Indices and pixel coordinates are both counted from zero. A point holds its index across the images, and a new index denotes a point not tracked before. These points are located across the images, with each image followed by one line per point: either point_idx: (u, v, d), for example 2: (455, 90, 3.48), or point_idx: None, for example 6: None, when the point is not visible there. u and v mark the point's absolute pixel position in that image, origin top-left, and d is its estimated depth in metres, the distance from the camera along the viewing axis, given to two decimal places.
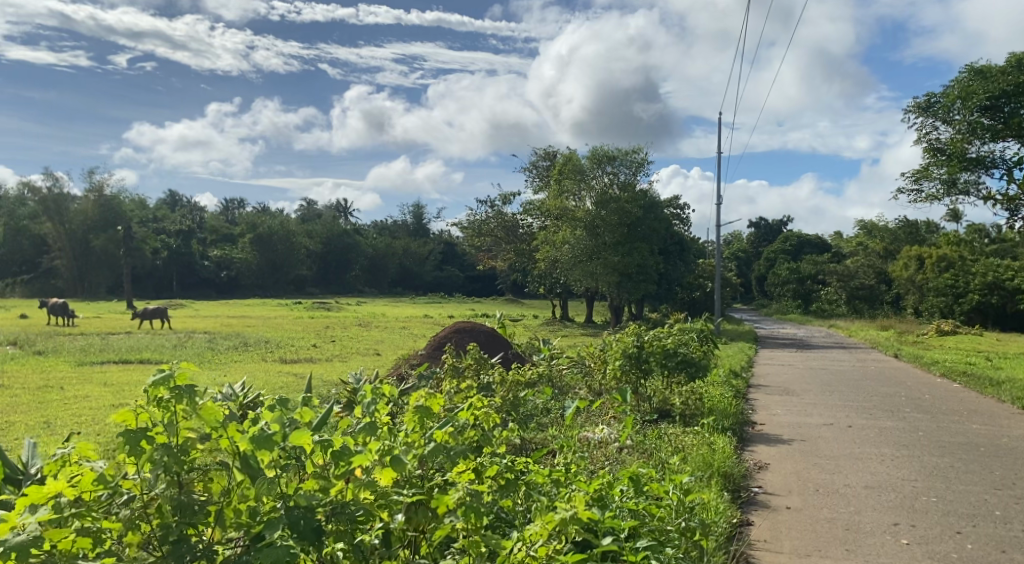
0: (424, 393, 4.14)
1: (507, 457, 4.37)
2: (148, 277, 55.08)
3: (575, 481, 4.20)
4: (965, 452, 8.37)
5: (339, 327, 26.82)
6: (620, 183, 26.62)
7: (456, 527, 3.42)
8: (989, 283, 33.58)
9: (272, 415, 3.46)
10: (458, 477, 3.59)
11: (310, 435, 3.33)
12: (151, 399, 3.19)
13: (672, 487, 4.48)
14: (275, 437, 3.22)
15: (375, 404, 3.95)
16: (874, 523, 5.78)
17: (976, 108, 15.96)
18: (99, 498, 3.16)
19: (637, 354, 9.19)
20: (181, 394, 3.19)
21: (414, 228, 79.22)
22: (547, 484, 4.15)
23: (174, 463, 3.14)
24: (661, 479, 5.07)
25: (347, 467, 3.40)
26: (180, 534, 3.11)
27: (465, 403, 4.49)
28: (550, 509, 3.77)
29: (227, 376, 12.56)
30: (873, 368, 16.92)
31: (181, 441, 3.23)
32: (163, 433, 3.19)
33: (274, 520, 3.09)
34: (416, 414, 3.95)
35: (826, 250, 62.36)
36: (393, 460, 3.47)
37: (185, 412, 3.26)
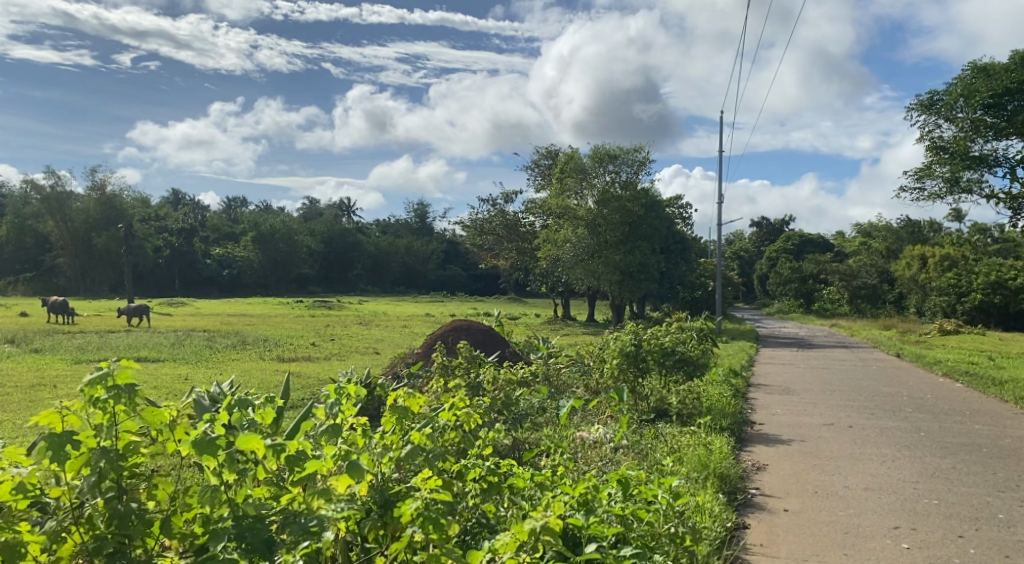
0: (398, 391, 4.10)
1: (490, 458, 4.24)
2: (150, 275, 54.92)
3: (561, 485, 4.06)
4: (968, 453, 8.22)
5: (339, 326, 26.62)
6: (622, 182, 26.47)
7: (415, 539, 3.25)
8: (993, 283, 33.41)
9: (222, 418, 3.38)
10: (421, 482, 3.46)
11: (261, 440, 3.25)
12: (87, 400, 3.18)
13: (662, 490, 4.32)
14: (219, 440, 3.19)
15: (340, 404, 3.89)
16: (873, 526, 5.63)
17: (979, 106, 15.84)
18: (33, 507, 3.18)
19: (634, 352, 9.03)
20: (119, 394, 3.20)
21: (416, 227, 79.07)
22: (530, 488, 4.02)
23: (111, 470, 3.13)
24: (651, 481, 4.92)
25: (303, 473, 3.34)
26: (117, 546, 3.13)
27: (447, 403, 4.34)
28: (529, 516, 3.63)
29: (221, 375, 12.42)
30: (874, 367, 16.76)
31: (123, 444, 3.23)
32: (95, 437, 3.18)
33: (220, 530, 3.10)
34: (392, 413, 3.87)
35: (829, 249, 62.18)
36: (350, 468, 3.33)
37: (127, 412, 3.26)
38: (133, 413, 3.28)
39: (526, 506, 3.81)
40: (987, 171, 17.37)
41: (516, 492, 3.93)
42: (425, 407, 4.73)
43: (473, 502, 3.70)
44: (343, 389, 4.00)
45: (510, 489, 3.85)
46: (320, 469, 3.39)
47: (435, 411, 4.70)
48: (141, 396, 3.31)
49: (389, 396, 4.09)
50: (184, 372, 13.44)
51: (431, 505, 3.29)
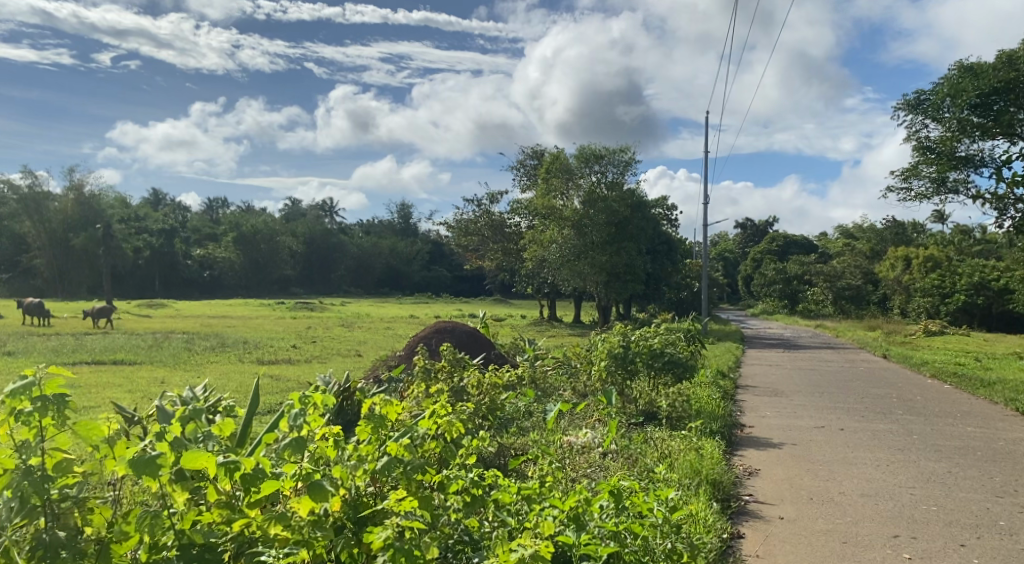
0: (376, 398, 3.89)
1: (472, 468, 3.99)
2: (130, 277, 54.23)
3: (548, 497, 3.81)
4: (963, 456, 8.05)
5: (321, 327, 26.28)
6: (608, 182, 26.22)
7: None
8: (976, 283, 33.52)
9: (164, 435, 3.18)
10: (395, 504, 3.23)
11: (212, 457, 3.06)
12: (11, 412, 3.02)
13: (655, 502, 4.08)
14: (160, 459, 3.02)
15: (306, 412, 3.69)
16: (873, 535, 5.42)
17: (965, 105, 15.70)
18: None
19: (622, 354, 8.81)
20: (46, 405, 3.04)
21: (400, 228, 78.74)
22: (518, 502, 3.76)
23: (33, 492, 2.96)
24: (645, 492, 4.68)
25: (261, 494, 3.15)
26: None
27: (428, 410, 4.09)
28: (513, 537, 3.39)
29: (199, 378, 12.10)
30: (861, 369, 16.63)
31: (52, 464, 3.07)
32: (16, 460, 3.02)
33: None
34: (367, 422, 3.63)
35: (813, 250, 62.39)
36: (311, 489, 3.13)
37: (56, 426, 3.11)
38: (63, 426, 3.13)
39: (512, 523, 3.57)
40: (974, 171, 17.25)
41: (502, 510, 3.68)
42: (404, 412, 4.48)
43: (456, 516, 3.46)
44: (308, 397, 3.79)
45: (493, 505, 3.58)
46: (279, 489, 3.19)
47: (416, 415, 4.45)
48: (73, 408, 3.14)
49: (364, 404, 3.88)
50: (161, 375, 13.08)
51: (403, 532, 3.08)
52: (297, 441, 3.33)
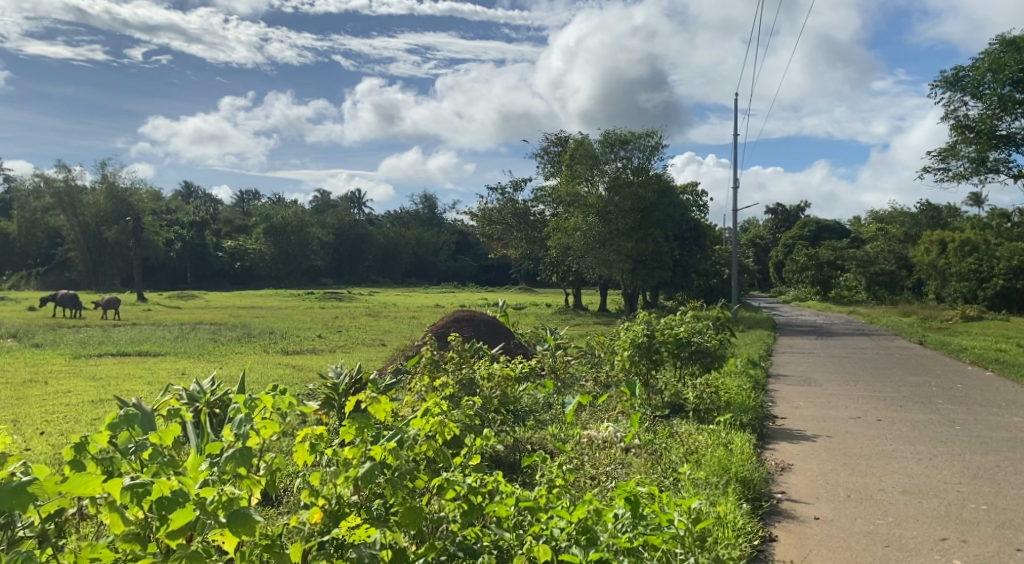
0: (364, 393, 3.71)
1: (471, 472, 3.70)
2: (162, 269, 54.65)
3: (558, 509, 3.45)
4: (1011, 449, 7.57)
5: (348, 317, 26.18)
6: (634, 168, 25.80)
7: None
8: (1014, 267, 32.69)
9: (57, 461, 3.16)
10: (345, 532, 3.04)
11: (118, 484, 2.99)
12: None
13: (677, 512, 3.71)
14: (33, 487, 2.95)
15: (254, 422, 3.52)
16: (918, 537, 5.03)
17: (1008, 81, 15.97)
18: None
19: (647, 343, 8.40)
20: None
21: (427, 217, 78.85)
22: (522, 513, 3.43)
23: None
24: (667, 498, 4.31)
25: (175, 524, 2.95)
26: None
27: (422, 410, 3.82)
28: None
29: (219, 369, 11.93)
30: (897, 356, 16.06)
31: None
32: None
33: None
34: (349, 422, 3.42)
35: (845, 235, 61.39)
36: (232, 519, 2.96)
37: None
38: None
39: (511, 539, 3.30)
40: (1016, 152, 16.81)
41: (501, 523, 3.41)
42: (399, 412, 4.24)
43: (450, 529, 3.27)
44: (258, 405, 3.67)
45: (489, 520, 3.27)
46: (203, 517, 2.98)
47: (408, 417, 4.20)
48: None
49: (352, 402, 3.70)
50: (182, 366, 12.94)
51: None
52: (240, 455, 3.20)
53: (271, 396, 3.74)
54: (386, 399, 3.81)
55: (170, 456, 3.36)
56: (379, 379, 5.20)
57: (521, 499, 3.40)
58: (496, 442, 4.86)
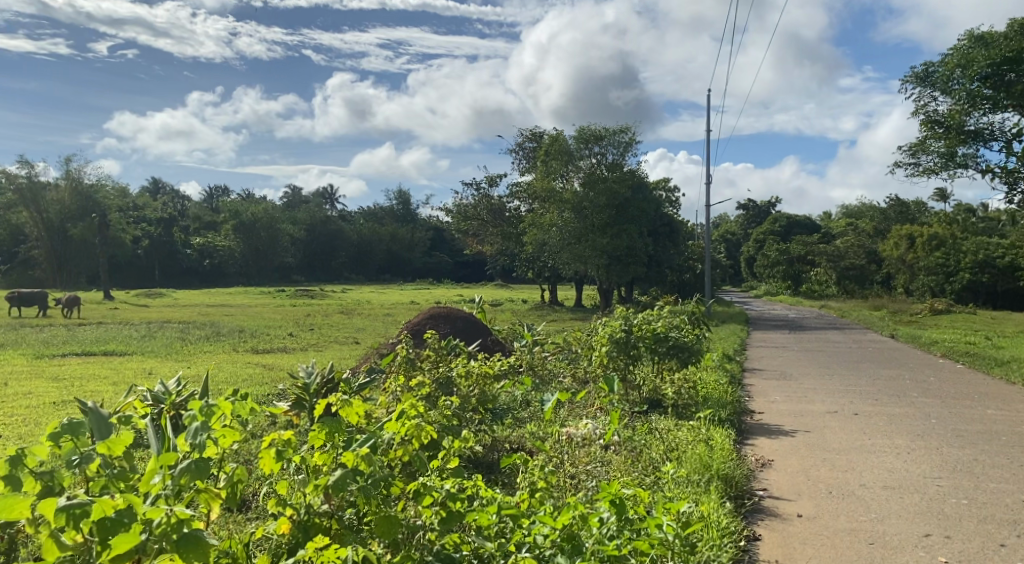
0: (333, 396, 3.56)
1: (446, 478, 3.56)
2: (129, 267, 53.67)
3: (540, 517, 3.31)
4: (986, 443, 7.55)
5: (320, 314, 25.79)
6: (608, 164, 25.87)
7: None
8: (980, 261, 33.24)
9: None
10: (309, 552, 2.89)
11: (57, 504, 2.84)
12: None
13: (664, 516, 3.57)
14: None
15: (212, 431, 3.35)
16: (903, 534, 4.96)
17: (976, 76, 16.05)
18: None
19: (625, 339, 8.31)
20: None
21: (400, 213, 78.48)
22: (504, 523, 3.29)
23: None
24: (650, 501, 4.19)
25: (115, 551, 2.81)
26: None
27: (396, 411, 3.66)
28: None
29: (187, 369, 11.65)
30: (869, 349, 16.14)
31: None
32: None
33: None
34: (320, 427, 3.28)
35: (814, 230, 61.98)
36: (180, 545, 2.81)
37: None
38: None
39: (492, 548, 3.17)
40: (984, 147, 16.94)
41: (481, 531, 3.29)
42: (369, 414, 4.08)
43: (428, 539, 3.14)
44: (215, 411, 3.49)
45: (466, 528, 3.15)
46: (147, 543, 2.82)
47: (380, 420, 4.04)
48: None
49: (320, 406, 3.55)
50: (149, 366, 12.60)
51: None
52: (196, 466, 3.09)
53: (230, 401, 3.56)
54: (358, 401, 3.67)
55: (120, 472, 3.20)
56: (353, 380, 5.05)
57: (502, 506, 3.28)
58: (472, 444, 4.70)
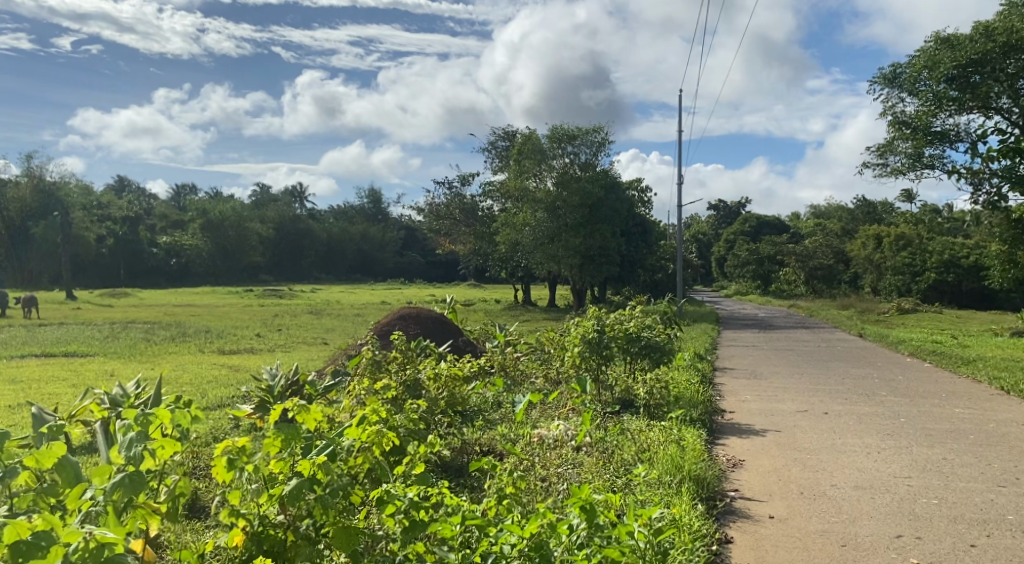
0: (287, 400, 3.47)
1: (410, 486, 3.45)
2: (93, 266, 52.65)
3: (508, 525, 3.20)
4: (956, 441, 7.56)
5: (288, 315, 25.43)
6: (581, 164, 26.08)
7: None
8: (945, 261, 33.71)
9: None
10: None
11: None
12: None
13: (635, 523, 3.46)
14: None
15: (149, 444, 3.23)
16: (874, 535, 4.93)
17: (943, 78, 16.26)
18: None
19: (597, 339, 8.23)
20: None
21: (371, 213, 78.02)
22: (471, 533, 3.19)
23: None
24: (620, 506, 4.10)
25: None
26: None
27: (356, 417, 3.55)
28: None
29: (150, 372, 11.37)
30: (838, 348, 16.24)
31: None
32: None
33: None
34: (276, 434, 3.17)
35: (783, 231, 62.54)
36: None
37: None
38: None
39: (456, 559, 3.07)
40: (950, 148, 17.14)
41: (446, 543, 3.18)
42: (330, 419, 3.96)
43: None
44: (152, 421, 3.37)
45: (428, 544, 3.05)
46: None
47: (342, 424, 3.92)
48: None
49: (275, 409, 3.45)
50: (111, 368, 12.28)
51: None
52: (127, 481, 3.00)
53: (169, 409, 3.46)
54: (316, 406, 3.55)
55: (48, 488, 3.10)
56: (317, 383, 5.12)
57: (468, 516, 3.18)
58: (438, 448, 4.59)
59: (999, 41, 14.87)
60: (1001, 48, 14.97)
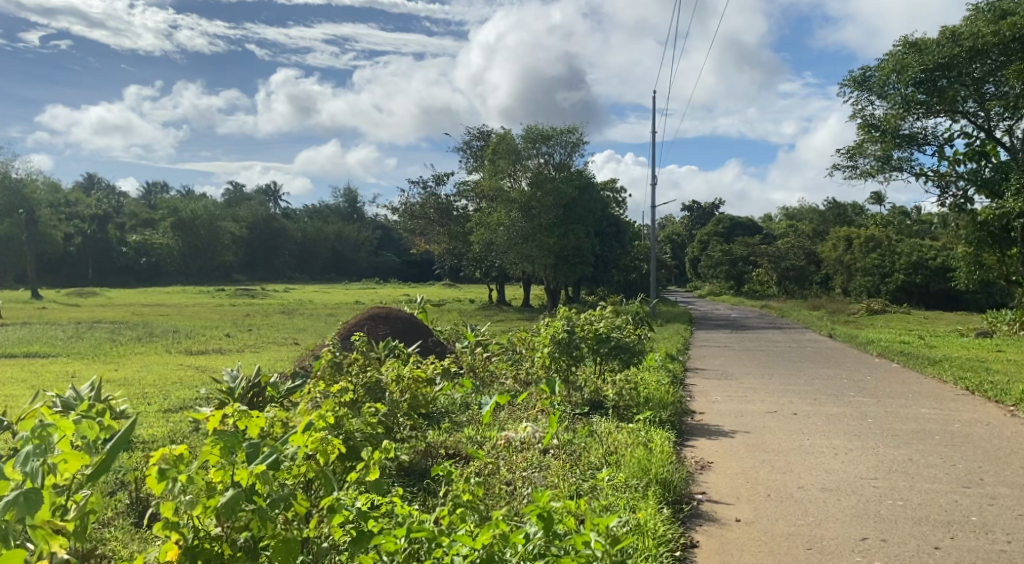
0: (225, 406, 3.46)
1: (360, 496, 3.36)
2: (60, 265, 51.74)
3: (461, 537, 3.12)
4: (921, 442, 7.59)
5: (259, 314, 25.12)
6: (556, 164, 25.92)
7: None
8: (914, 263, 34.11)
9: None
10: None
11: None
12: None
13: (593, 532, 3.40)
14: None
15: (54, 456, 3.13)
16: (840, 538, 4.89)
17: (910, 82, 16.45)
18: None
19: (568, 339, 8.16)
20: None
21: (346, 212, 77.52)
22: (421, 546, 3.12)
23: None
24: (582, 514, 4.03)
25: None
26: None
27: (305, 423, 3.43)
28: None
29: (113, 372, 11.13)
30: (809, 349, 16.32)
31: None
32: None
33: None
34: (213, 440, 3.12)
35: (757, 232, 62.95)
36: None
37: None
38: None
39: None
40: (918, 151, 17.32)
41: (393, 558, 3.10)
42: (279, 425, 3.84)
43: None
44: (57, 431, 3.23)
45: (370, 558, 2.99)
46: None
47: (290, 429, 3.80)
48: None
49: (212, 417, 3.39)
50: (75, 369, 12.00)
51: None
52: (23, 499, 2.94)
53: (74, 421, 3.33)
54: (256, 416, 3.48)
55: None
56: (279, 391, 5.08)
57: (417, 529, 3.10)
58: (393, 454, 4.49)
59: (966, 45, 15.52)
60: (967, 52, 15.66)
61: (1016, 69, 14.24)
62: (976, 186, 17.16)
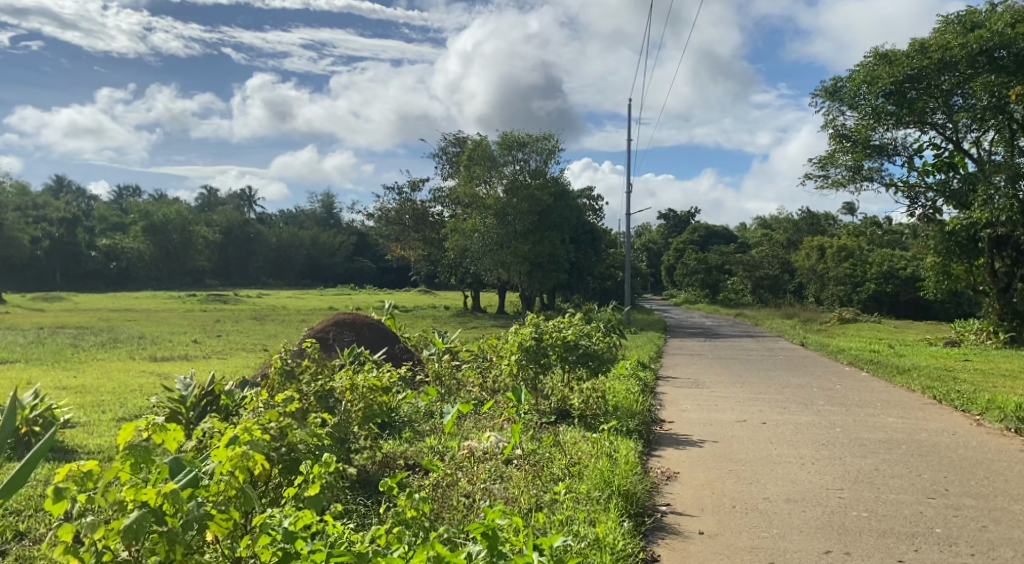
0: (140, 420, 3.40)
1: (290, 522, 3.26)
2: (27, 269, 50.75)
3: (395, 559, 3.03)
4: (889, 451, 7.54)
5: (229, 321, 24.70)
6: (531, 171, 25.69)
7: None
8: (885, 272, 34.45)
9: None
10: None
11: None
12: None
13: (539, 553, 3.32)
14: None
15: None
16: (801, 551, 4.80)
17: (881, 93, 16.54)
18: None
19: (534, 348, 8.06)
20: None
21: (321, 218, 76.87)
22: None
23: None
24: (535, 532, 3.93)
25: None
26: None
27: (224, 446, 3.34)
28: None
29: (71, 379, 10.86)
30: (781, 357, 16.33)
31: None
32: None
33: None
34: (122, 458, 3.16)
35: (732, 240, 63.29)
36: None
37: None
38: None
39: None
40: (888, 161, 17.44)
41: None
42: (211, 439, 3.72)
43: None
44: None
45: None
46: None
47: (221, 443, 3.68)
48: None
49: (122, 432, 3.31)
50: (33, 375, 11.68)
51: None
52: None
53: None
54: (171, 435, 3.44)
55: None
56: (228, 403, 4.96)
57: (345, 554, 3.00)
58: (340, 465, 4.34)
59: (934, 57, 15.66)
60: (936, 64, 15.77)
61: (983, 81, 14.60)
62: (945, 197, 17.33)
